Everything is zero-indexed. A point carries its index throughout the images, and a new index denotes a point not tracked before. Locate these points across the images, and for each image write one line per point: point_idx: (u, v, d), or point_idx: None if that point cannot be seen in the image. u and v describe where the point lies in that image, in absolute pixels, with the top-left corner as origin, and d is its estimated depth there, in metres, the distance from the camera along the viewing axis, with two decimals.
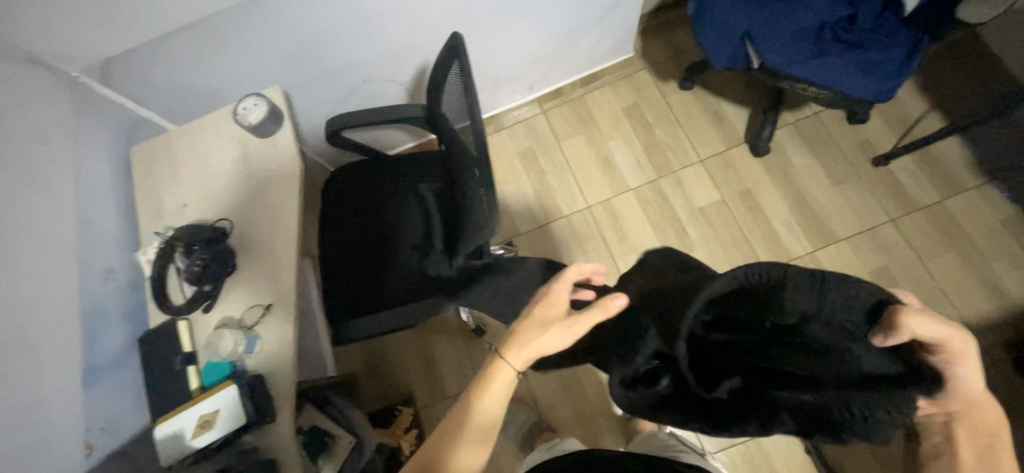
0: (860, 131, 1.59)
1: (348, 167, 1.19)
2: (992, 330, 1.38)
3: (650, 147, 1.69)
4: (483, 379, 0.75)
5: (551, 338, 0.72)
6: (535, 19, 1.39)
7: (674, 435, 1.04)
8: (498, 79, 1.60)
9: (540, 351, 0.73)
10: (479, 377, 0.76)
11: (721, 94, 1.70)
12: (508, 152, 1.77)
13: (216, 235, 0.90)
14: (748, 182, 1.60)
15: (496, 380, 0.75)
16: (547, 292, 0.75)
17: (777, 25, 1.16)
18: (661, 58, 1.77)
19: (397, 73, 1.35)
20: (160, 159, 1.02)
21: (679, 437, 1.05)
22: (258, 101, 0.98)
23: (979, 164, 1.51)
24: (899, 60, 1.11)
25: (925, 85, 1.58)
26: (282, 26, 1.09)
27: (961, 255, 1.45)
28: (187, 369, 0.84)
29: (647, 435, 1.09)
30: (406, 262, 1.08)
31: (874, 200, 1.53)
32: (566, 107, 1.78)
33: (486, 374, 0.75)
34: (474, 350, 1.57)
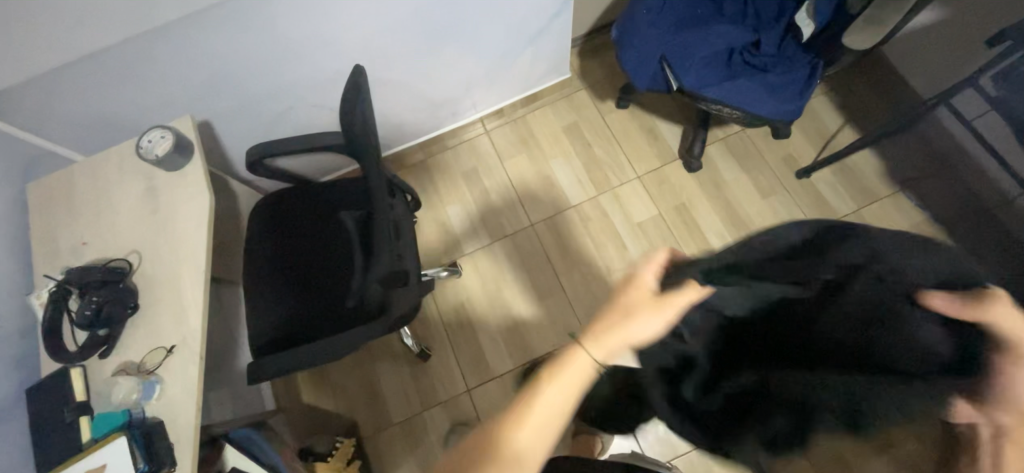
0: (784, 146, 1.68)
1: (273, 197, 1.16)
2: None
3: (590, 164, 1.73)
4: (548, 375, 0.67)
5: (639, 325, 0.67)
6: (465, 43, 1.41)
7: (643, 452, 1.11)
8: (436, 101, 1.61)
9: (625, 338, 0.67)
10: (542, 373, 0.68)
11: (655, 112, 1.77)
12: (452, 173, 1.77)
13: (113, 276, 0.86)
14: (683, 197, 1.66)
15: (570, 370, 0.67)
16: (633, 284, 0.68)
17: (689, 50, 1.23)
18: (598, 78, 1.82)
19: (327, 98, 1.34)
20: (59, 196, 0.97)
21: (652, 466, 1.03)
22: (165, 133, 0.95)
23: (891, 174, 1.62)
24: (799, 83, 1.18)
25: (839, 101, 1.69)
26: (195, 55, 1.07)
27: None
28: (78, 420, 0.79)
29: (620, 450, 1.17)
30: (332, 293, 1.06)
31: (798, 211, 1.61)
32: (508, 127, 1.81)
33: (551, 369, 0.67)
34: (420, 375, 1.54)
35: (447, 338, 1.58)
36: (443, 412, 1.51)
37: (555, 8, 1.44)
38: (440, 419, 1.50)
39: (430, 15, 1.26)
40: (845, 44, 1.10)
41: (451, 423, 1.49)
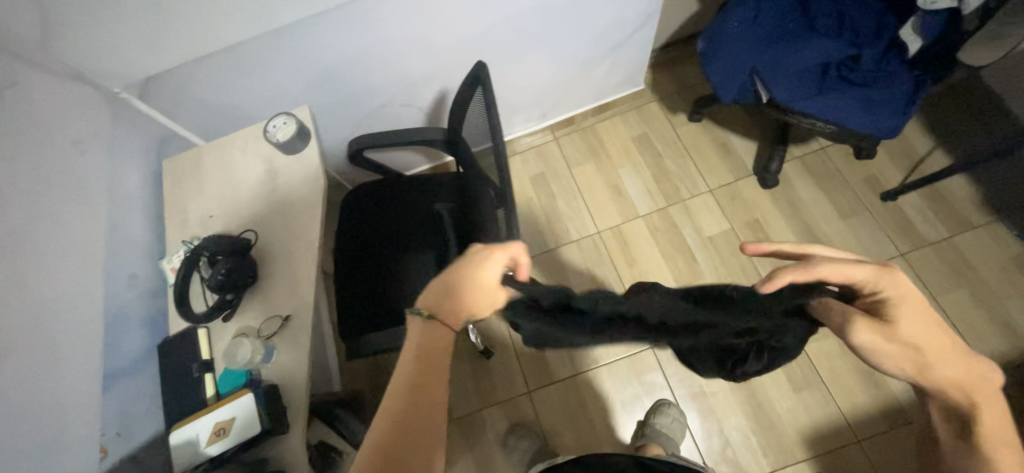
0: (866, 167, 1.62)
1: (367, 186, 1.24)
2: (1008, 368, 1.36)
3: (659, 175, 1.73)
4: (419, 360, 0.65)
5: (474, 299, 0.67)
6: (550, 50, 1.46)
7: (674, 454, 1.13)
8: (512, 107, 1.66)
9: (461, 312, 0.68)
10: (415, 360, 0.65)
11: (728, 127, 1.75)
12: (519, 177, 1.81)
13: (240, 246, 0.92)
14: (756, 213, 1.63)
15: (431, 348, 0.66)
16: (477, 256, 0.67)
17: (783, 63, 1.22)
18: (670, 91, 1.83)
19: (417, 98, 1.42)
20: (190, 173, 1.06)
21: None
22: (287, 120, 1.03)
23: (987, 201, 1.53)
24: (901, 98, 1.15)
25: (929, 123, 1.62)
26: (314, 51, 1.15)
27: (972, 292, 1.44)
28: (204, 377, 0.85)
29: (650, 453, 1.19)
30: (418, 279, 1.10)
31: (881, 234, 1.54)
32: (578, 135, 1.84)
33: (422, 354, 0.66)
34: (480, 372, 1.56)
35: (509, 338, 1.59)
36: (503, 411, 1.52)
37: (640, 20, 1.46)
38: (499, 417, 1.51)
39: (523, 22, 1.32)
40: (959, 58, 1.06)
41: (510, 422, 1.50)
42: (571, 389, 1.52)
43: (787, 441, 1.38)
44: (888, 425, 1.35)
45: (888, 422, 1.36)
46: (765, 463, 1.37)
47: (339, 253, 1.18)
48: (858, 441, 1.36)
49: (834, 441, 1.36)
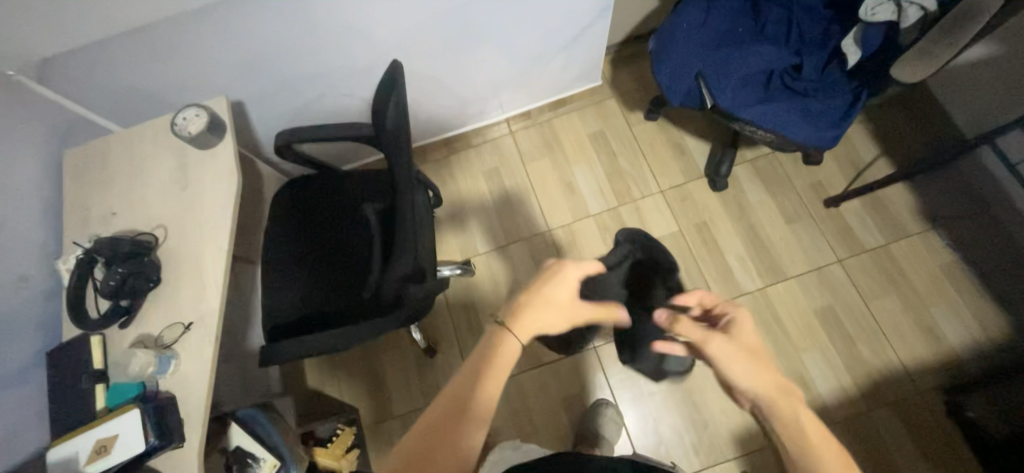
0: (813, 172, 1.64)
1: (296, 182, 1.18)
2: (930, 374, 1.41)
3: (613, 174, 1.71)
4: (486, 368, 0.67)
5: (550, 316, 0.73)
6: (499, 43, 1.41)
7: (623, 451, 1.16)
8: (464, 99, 1.60)
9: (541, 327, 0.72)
10: (480, 367, 0.67)
11: (684, 127, 1.74)
12: (472, 171, 1.77)
13: (139, 249, 0.88)
14: (705, 216, 1.63)
15: (502, 355, 0.68)
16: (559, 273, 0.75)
17: (728, 69, 1.20)
18: (628, 88, 1.80)
19: (358, 89, 1.35)
20: (93, 166, 0.98)
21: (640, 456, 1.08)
22: (199, 112, 0.96)
23: (923, 211, 1.56)
24: (839, 110, 1.15)
25: (877, 132, 1.64)
26: (235, 38, 1.08)
27: (903, 299, 1.49)
28: (94, 388, 0.81)
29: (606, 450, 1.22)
30: (342, 281, 1.08)
31: (822, 240, 1.57)
32: (534, 130, 1.79)
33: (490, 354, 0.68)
34: (423, 371, 1.54)
35: (454, 337, 1.57)
36: None
37: (592, 15, 1.42)
38: None
39: (468, 13, 1.26)
40: (895, 77, 1.06)
41: None
42: (514, 388, 1.52)
43: (719, 442, 1.42)
44: None
45: None
46: (697, 462, 1.41)
47: (266, 254, 1.13)
48: None
49: (763, 442, 1.40)
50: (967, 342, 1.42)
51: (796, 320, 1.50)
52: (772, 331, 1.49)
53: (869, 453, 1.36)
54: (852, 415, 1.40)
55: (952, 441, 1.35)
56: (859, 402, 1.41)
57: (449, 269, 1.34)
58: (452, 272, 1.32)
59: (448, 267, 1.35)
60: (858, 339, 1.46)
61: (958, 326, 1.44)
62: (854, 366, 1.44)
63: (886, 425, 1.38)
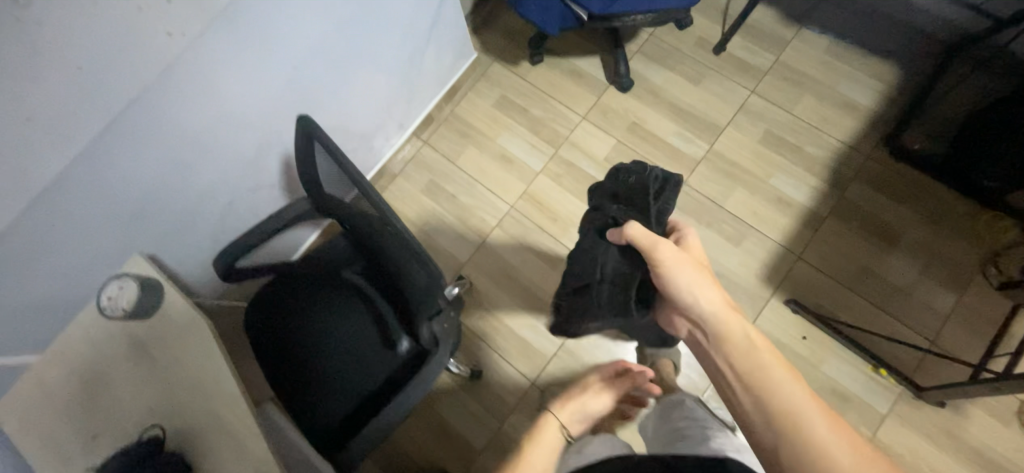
0: (691, 32, 1.76)
1: (260, 296, 1.09)
2: (866, 138, 1.59)
3: (535, 127, 1.74)
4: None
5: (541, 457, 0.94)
6: (372, 58, 1.34)
7: (701, 406, 1.13)
8: (366, 134, 1.54)
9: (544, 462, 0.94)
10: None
11: (568, 53, 1.79)
12: (411, 195, 1.73)
13: (151, 449, 0.79)
14: (631, 116, 1.71)
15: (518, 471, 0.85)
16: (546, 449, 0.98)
17: None
18: (502, 47, 1.82)
19: (262, 176, 1.25)
20: (36, 402, 0.84)
21: (705, 407, 1.14)
22: (123, 282, 0.86)
23: (788, 16, 1.73)
24: None
25: None
26: (113, 191, 0.94)
27: (814, 93, 1.65)
28: None
29: (672, 402, 1.19)
30: (366, 357, 1.02)
31: (730, 82, 1.70)
32: (443, 128, 1.77)
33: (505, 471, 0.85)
34: (479, 395, 1.50)
35: (489, 348, 1.54)
36: (521, 414, 1.48)
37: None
38: (521, 421, 1.48)
39: (328, 49, 1.20)
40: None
41: (533, 419, 1.47)
42: (568, 356, 1.51)
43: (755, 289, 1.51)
44: (813, 229, 1.54)
45: (812, 228, 1.54)
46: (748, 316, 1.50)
47: (278, 330, 1.06)
48: (801, 255, 1.52)
49: (784, 267, 1.52)
50: (876, 98, 1.62)
51: (749, 157, 1.62)
52: (737, 176, 1.60)
53: (862, 224, 1.52)
54: (833, 203, 1.55)
55: (909, 177, 1.55)
56: (832, 191, 1.56)
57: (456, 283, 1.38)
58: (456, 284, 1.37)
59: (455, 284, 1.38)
60: (802, 143, 1.61)
61: (863, 90, 1.64)
62: (811, 165, 1.59)
63: (861, 195, 1.55)
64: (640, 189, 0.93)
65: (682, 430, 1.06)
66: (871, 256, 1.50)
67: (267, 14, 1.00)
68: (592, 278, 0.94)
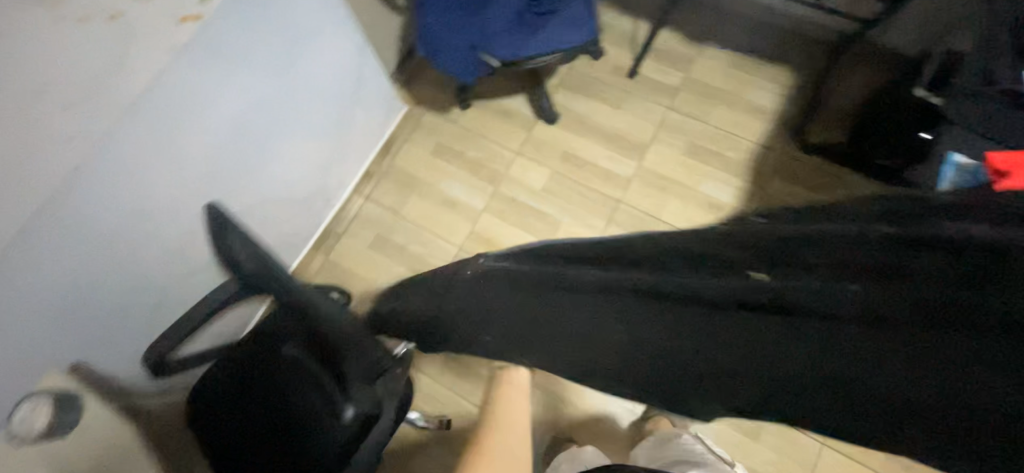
0: (606, 61, 1.88)
1: (198, 384, 1.05)
2: (777, 136, 1.72)
3: (473, 168, 1.80)
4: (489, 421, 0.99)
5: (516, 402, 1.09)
6: (299, 122, 1.35)
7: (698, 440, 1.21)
8: (304, 200, 1.54)
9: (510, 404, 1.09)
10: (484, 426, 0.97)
11: (495, 94, 1.87)
12: (360, 252, 1.73)
13: None
14: (562, 146, 1.79)
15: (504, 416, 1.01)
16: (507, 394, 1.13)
17: (490, 28, 1.34)
18: (431, 96, 1.89)
19: (194, 261, 1.23)
20: None
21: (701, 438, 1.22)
22: (31, 404, 0.89)
23: (691, 34, 1.87)
24: (585, 7, 1.35)
25: (621, 5, 1.93)
26: (23, 307, 0.90)
27: (725, 101, 1.78)
28: None
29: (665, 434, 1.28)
30: (311, 431, 0.98)
31: (648, 102, 1.81)
32: (384, 181, 1.80)
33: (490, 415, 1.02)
34: (452, 444, 1.47)
35: (456, 393, 1.53)
36: None
37: (358, 58, 1.45)
38: None
39: (248, 127, 1.20)
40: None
41: None
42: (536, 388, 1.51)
43: None
44: None
45: None
46: None
47: (219, 413, 1.03)
48: None
49: None
50: (778, 99, 1.75)
51: (677, 169, 1.71)
52: (668, 188, 1.69)
53: None
54: (760, 200, 1.65)
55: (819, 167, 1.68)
56: (756, 189, 1.66)
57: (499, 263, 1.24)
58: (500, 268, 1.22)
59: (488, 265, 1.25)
60: (722, 149, 1.71)
61: (767, 93, 1.77)
62: (734, 168, 1.69)
63: (781, 190, 1.66)
64: (968, 302, 0.65)
65: (684, 458, 1.14)
66: None
67: (174, 106, 1.01)
68: (967, 365, 0.64)
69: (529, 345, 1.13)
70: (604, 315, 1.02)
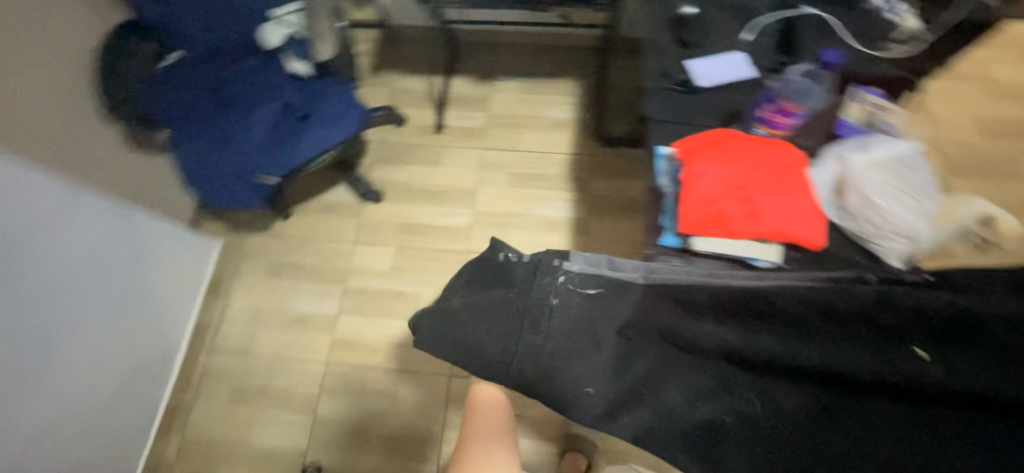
0: (411, 124, 1.90)
1: None
2: (583, 139, 1.83)
3: (316, 275, 1.71)
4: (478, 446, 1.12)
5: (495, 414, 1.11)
6: (79, 307, 1.21)
7: None
8: (124, 394, 1.37)
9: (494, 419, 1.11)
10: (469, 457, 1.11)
11: (313, 193, 1.80)
12: (220, 412, 1.55)
13: None
14: (396, 219, 1.76)
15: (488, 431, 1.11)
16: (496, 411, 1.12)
17: (254, 151, 1.28)
18: (246, 219, 1.76)
19: None
20: None
21: None
22: None
23: (479, 74, 1.95)
24: (345, 95, 1.32)
25: (407, 68, 1.98)
26: None
27: (529, 124, 1.87)
28: None
29: None
30: None
31: (462, 148, 1.85)
32: (223, 326, 1.65)
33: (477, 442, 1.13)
34: None
35: None
36: None
37: (127, 230, 1.33)
38: None
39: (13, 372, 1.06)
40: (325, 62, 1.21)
41: None
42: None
43: None
44: (586, 233, 1.70)
45: (585, 232, 1.70)
46: None
47: None
48: None
49: None
50: (572, 107, 1.88)
51: (509, 201, 1.75)
52: (507, 222, 1.73)
53: (618, 207, 1.73)
54: (590, 203, 1.74)
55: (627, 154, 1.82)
56: (583, 193, 1.75)
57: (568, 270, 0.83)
58: (563, 299, 0.81)
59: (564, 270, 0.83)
60: (541, 169, 1.79)
61: (562, 104, 1.89)
62: (557, 182, 1.77)
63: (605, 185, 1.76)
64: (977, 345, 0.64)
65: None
66: (638, 229, 1.70)
67: None
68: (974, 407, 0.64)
69: (561, 387, 0.77)
70: (597, 326, 0.80)
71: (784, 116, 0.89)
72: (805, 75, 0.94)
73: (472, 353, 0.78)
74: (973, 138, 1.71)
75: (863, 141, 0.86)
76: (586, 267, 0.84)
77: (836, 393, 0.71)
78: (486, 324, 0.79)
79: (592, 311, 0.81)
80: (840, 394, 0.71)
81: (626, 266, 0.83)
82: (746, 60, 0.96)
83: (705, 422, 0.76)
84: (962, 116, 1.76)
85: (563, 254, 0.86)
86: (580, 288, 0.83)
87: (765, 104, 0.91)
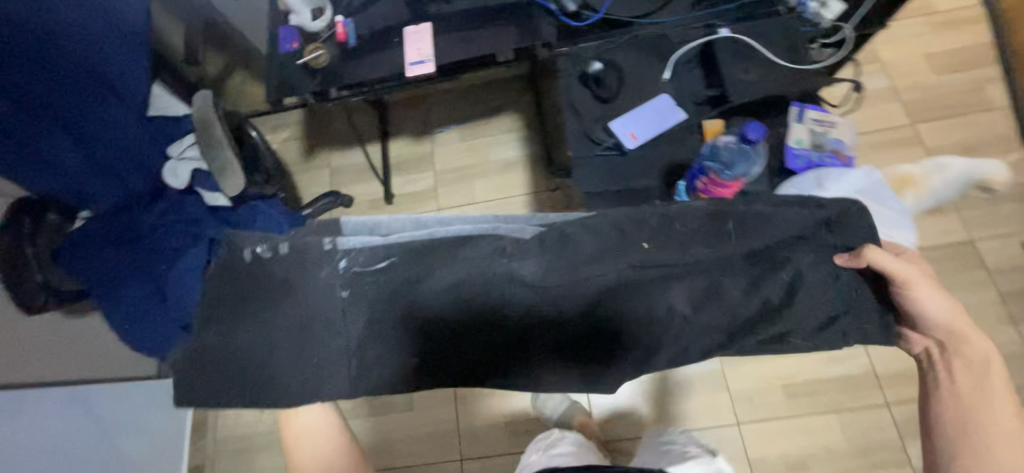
0: (360, 201, 1.81)
1: None
2: (539, 175, 1.75)
3: None
4: None
5: None
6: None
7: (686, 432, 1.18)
8: None
9: None
10: None
11: None
12: None
13: None
14: None
15: None
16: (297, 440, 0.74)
17: (186, 301, 1.17)
18: None
19: None
20: None
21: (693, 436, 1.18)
22: None
23: (417, 131, 1.86)
24: (272, 217, 1.25)
25: (342, 143, 1.88)
26: None
27: (481, 172, 1.78)
28: None
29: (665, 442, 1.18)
30: None
31: (418, 215, 1.76)
32: (215, 465, 1.54)
33: None
34: None
35: None
36: None
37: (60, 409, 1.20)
38: None
39: None
40: (231, 196, 1.12)
41: None
42: None
43: None
44: None
45: None
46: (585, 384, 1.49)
47: None
48: None
49: None
50: (520, 143, 1.79)
51: None
52: None
53: None
54: None
55: None
56: None
57: (297, 259, 0.71)
58: (349, 286, 0.71)
59: (298, 259, 0.71)
60: (503, 217, 1.71)
61: (509, 143, 1.80)
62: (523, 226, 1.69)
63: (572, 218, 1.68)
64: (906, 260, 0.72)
65: (672, 444, 1.15)
66: None
67: None
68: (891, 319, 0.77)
69: (368, 341, 0.72)
70: (383, 289, 0.71)
71: (723, 188, 0.77)
72: (735, 143, 0.83)
73: (261, 340, 0.70)
74: (929, 79, 1.65)
75: (819, 177, 0.78)
76: (360, 239, 0.72)
77: (750, 255, 0.69)
78: (308, 302, 0.71)
79: (389, 280, 0.70)
80: (741, 234, 0.68)
81: (411, 223, 0.74)
82: (672, 102, 0.89)
83: (538, 320, 0.71)
84: (918, 55, 1.68)
85: (337, 228, 0.75)
86: (280, 257, 0.71)
87: (699, 177, 0.80)
